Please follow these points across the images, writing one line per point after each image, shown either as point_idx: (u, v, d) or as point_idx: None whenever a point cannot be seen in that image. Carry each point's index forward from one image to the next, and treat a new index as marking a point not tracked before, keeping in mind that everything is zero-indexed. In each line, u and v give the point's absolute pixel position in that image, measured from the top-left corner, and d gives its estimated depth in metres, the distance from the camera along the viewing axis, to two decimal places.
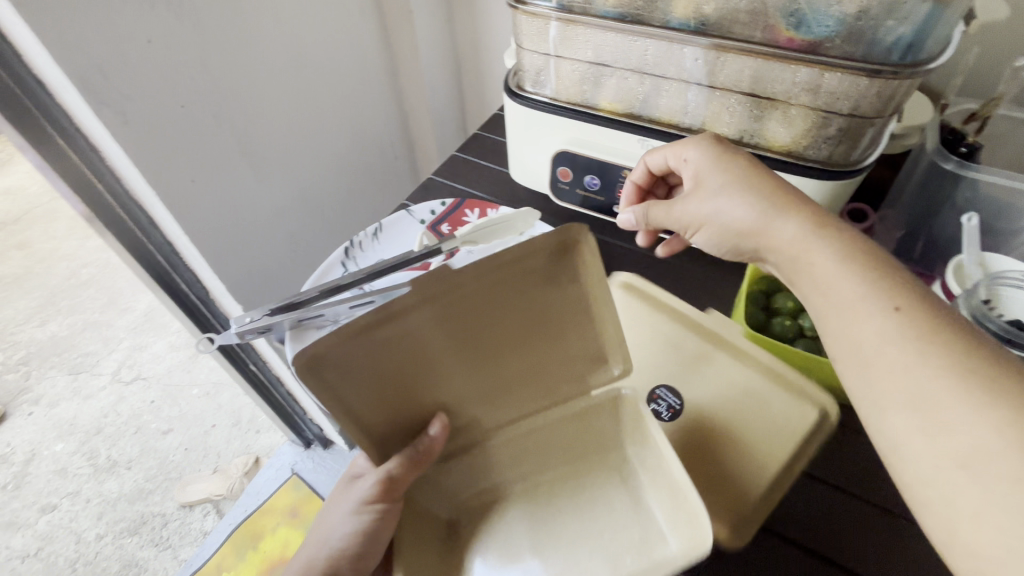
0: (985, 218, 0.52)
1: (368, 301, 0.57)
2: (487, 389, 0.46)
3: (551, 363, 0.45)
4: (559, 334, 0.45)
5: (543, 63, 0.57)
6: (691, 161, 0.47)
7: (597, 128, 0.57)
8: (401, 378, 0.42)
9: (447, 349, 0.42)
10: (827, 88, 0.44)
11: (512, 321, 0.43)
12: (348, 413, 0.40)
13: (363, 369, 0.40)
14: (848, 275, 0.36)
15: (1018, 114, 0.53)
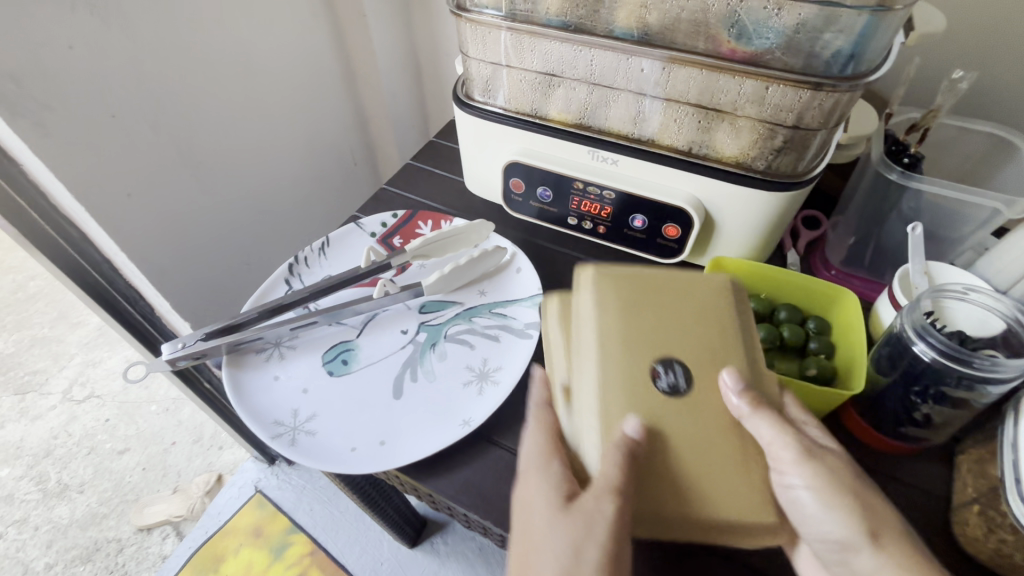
0: (931, 226, 0.52)
1: (312, 321, 0.54)
2: (698, 355, 0.40)
3: (717, 341, 0.41)
4: (691, 311, 0.42)
5: (491, 72, 0.55)
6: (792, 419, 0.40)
7: (547, 139, 0.55)
8: (640, 327, 0.41)
9: (684, 340, 0.40)
10: (771, 99, 0.44)
11: (713, 349, 0.40)
12: (609, 365, 0.39)
13: (613, 326, 0.41)
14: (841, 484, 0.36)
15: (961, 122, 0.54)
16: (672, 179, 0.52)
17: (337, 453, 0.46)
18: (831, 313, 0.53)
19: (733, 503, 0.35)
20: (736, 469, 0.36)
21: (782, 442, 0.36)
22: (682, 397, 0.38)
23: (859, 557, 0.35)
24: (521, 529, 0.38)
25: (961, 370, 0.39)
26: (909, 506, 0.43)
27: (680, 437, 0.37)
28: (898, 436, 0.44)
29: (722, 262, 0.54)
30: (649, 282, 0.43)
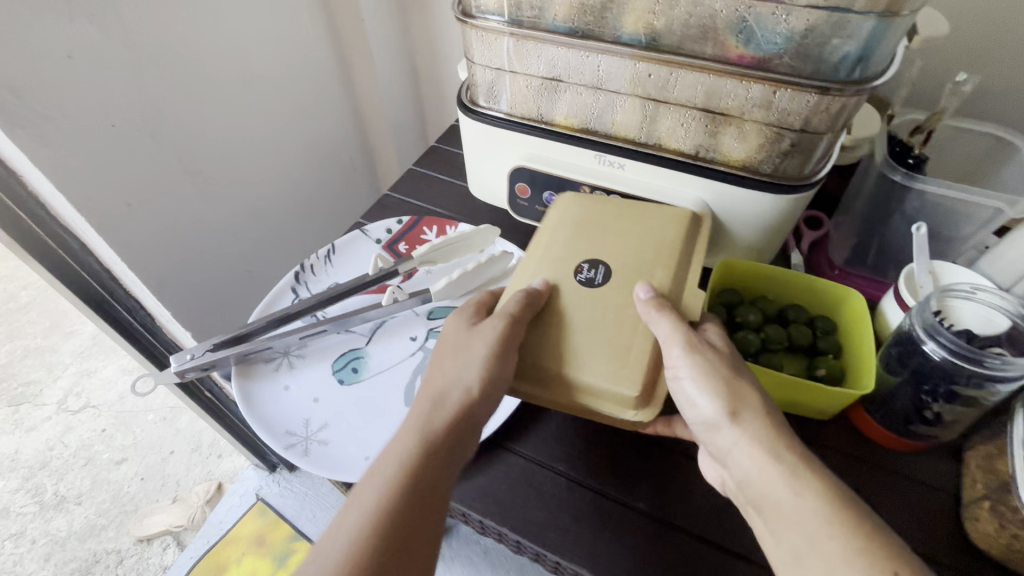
0: (934, 226, 0.53)
1: (321, 330, 0.54)
2: (628, 259, 0.48)
3: (648, 250, 0.48)
4: (635, 223, 0.50)
5: (496, 77, 0.55)
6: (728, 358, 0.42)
7: (553, 144, 0.55)
8: (589, 230, 0.50)
9: (619, 242, 0.49)
10: (779, 104, 0.44)
11: (642, 256, 0.48)
12: (551, 253, 0.49)
13: (563, 218, 0.52)
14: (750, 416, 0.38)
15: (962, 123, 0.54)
16: (679, 183, 0.52)
17: (351, 463, 0.46)
18: (839, 314, 0.53)
19: (610, 375, 0.42)
20: (617, 352, 0.43)
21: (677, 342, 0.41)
22: (593, 287, 0.46)
23: (723, 436, 0.39)
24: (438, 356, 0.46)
25: (971, 369, 0.39)
26: (922, 503, 0.43)
27: (577, 311, 0.45)
28: (910, 435, 0.44)
29: (730, 264, 0.54)
30: (610, 204, 0.52)
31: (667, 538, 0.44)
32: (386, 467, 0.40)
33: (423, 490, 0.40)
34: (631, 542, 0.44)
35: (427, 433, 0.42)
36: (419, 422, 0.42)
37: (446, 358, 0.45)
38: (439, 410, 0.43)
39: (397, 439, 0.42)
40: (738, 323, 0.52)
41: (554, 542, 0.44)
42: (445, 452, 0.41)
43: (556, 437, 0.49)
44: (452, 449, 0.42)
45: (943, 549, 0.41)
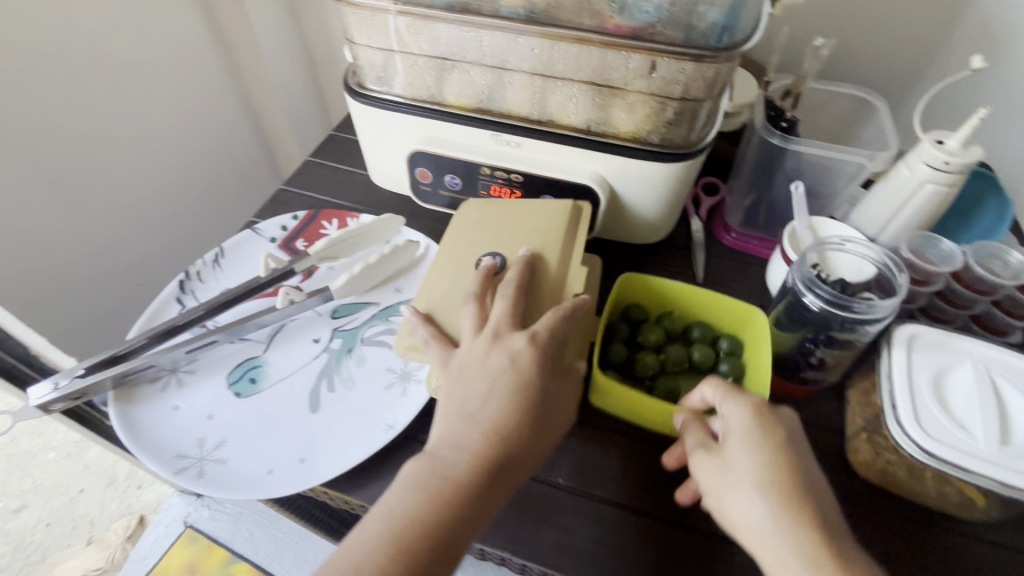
0: (810, 184, 0.57)
1: (210, 340, 0.49)
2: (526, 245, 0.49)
3: (533, 238, 0.49)
4: (527, 212, 0.51)
5: (381, 58, 0.52)
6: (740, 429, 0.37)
7: (447, 126, 0.54)
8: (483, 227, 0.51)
9: (515, 232, 0.50)
10: (659, 73, 0.44)
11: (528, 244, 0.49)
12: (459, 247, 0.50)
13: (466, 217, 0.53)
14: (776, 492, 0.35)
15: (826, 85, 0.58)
16: (576, 157, 0.52)
17: (252, 479, 0.43)
18: (745, 335, 0.50)
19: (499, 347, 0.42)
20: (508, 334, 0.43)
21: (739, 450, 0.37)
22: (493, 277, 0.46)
23: (740, 517, 0.35)
24: (459, 386, 0.41)
25: (845, 316, 0.42)
26: (815, 442, 0.46)
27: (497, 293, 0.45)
28: (802, 381, 0.47)
29: (631, 281, 0.52)
30: (503, 203, 0.53)
31: (589, 508, 0.44)
32: (403, 533, 0.36)
33: (443, 561, 0.36)
34: (554, 517, 0.44)
35: (462, 501, 0.37)
36: (458, 485, 0.37)
37: (505, 412, 0.39)
38: (489, 475, 0.37)
39: (417, 495, 0.37)
40: (637, 342, 0.50)
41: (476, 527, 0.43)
42: (476, 515, 0.37)
43: None
44: (487, 513, 0.38)
45: (837, 482, 0.44)
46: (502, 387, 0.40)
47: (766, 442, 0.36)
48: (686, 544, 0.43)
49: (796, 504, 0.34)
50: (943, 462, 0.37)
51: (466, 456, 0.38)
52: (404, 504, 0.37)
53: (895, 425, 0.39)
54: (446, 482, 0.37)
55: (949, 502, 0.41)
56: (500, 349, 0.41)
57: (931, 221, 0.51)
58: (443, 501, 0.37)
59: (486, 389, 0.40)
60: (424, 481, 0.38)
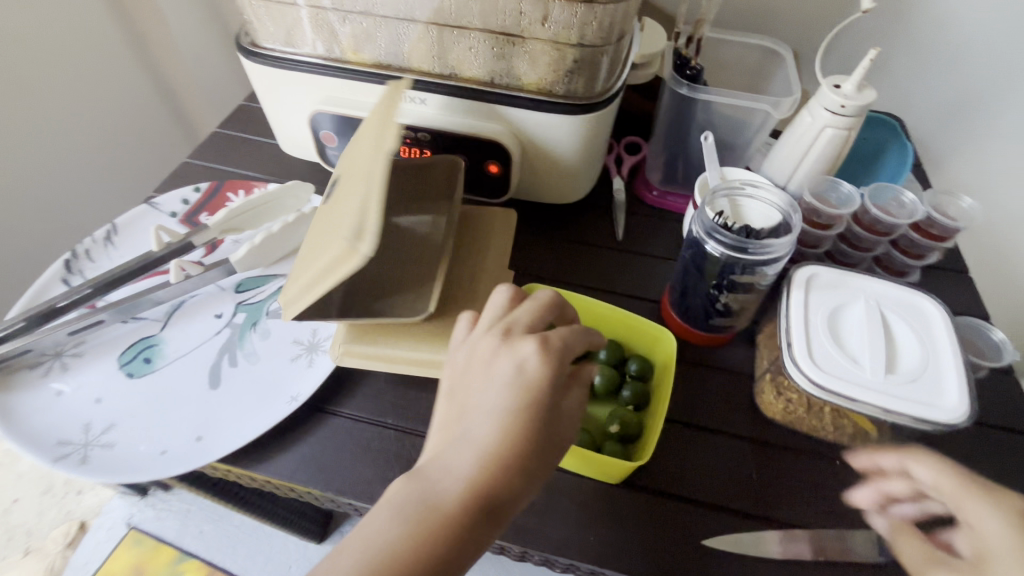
0: (723, 136, 0.57)
1: (95, 320, 0.46)
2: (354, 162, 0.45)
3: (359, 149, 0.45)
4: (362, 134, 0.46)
5: (270, 12, 0.49)
6: None
7: (347, 83, 0.51)
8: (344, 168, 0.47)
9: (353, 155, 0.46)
10: (553, 18, 0.43)
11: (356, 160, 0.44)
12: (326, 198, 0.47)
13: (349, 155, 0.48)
14: None
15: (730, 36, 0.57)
16: (481, 113, 0.50)
17: (142, 461, 0.40)
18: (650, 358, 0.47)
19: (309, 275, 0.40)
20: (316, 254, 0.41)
21: None
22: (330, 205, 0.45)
23: None
24: (461, 392, 0.36)
25: (744, 260, 0.42)
26: (725, 388, 0.47)
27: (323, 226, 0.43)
28: (709, 328, 0.48)
29: None
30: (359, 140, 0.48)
31: None
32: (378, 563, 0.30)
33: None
34: None
35: (448, 534, 0.31)
36: (446, 514, 0.31)
37: (502, 433, 0.32)
38: (481, 505, 0.32)
39: (402, 523, 0.31)
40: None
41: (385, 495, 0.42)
42: (464, 548, 0.31)
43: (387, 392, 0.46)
44: (467, 556, 0.32)
45: (746, 425, 0.45)
46: (501, 407, 0.33)
47: None
48: (598, 495, 0.42)
49: None
50: (834, 394, 0.38)
51: (460, 479, 0.32)
52: (389, 530, 0.31)
53: (790, 364, 0.40)
54: (430, 516, 0.31)
55: (846, 434, 0.43)
56: (506, 357, 0.35)
57: (833, 165, 0.52)
58: (425, 534, 0.31)
59: (485, 401, 0.34)
60: (413, 500, 0.32)
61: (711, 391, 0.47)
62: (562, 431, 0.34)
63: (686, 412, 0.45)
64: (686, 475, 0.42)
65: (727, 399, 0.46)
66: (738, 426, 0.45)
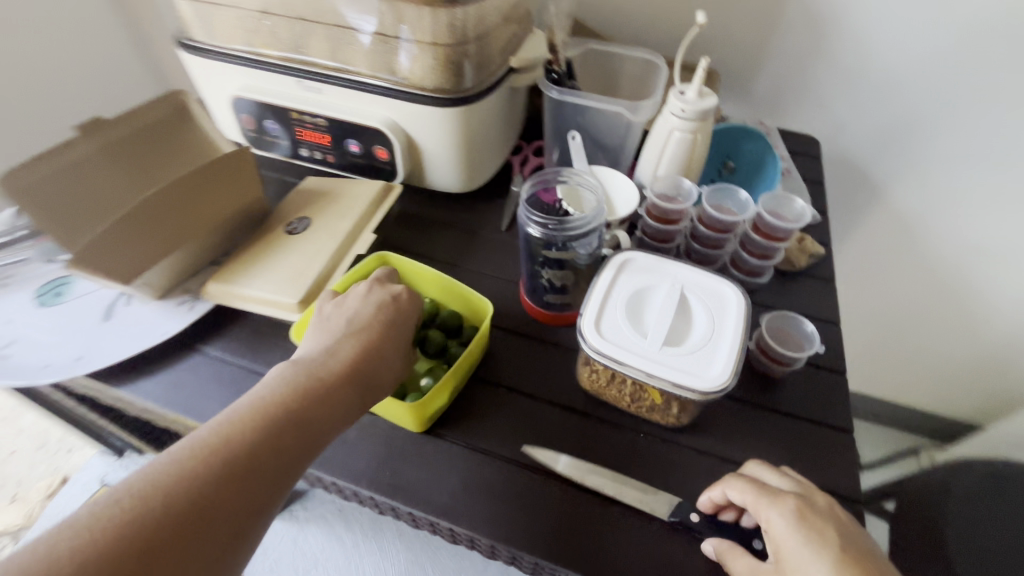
0: (602, 138, 0.61)
1: (22, 259, 0.56)
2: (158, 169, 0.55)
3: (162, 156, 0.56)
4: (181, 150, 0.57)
5: (199, 12, 0.57)
6: (753, 499, 0.37)
7: (259, 73, 0.59)
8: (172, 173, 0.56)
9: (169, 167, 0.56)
10: (411, 21, 0.50)
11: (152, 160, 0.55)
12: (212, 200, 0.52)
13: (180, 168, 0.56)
14: (807, 542, 0.34)
15: (606, 46, 0.62)
16: (367, 103, 0.57)
17: (27, 371, 0.48)
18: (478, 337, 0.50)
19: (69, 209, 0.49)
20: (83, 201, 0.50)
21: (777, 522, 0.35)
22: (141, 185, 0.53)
23: None
24: (323, 325, 0.44)
25: (556, 237, 0.46)
26: (554, 360, 0.50)
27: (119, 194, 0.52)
28: (546, 305, 0.52)
29: (387, 260, 0.52)
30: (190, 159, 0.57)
31: None
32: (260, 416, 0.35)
33: (291, 451, 0.35)
34: None
35: (320, 399, 0.38)
36: (321, 383, 0.38)
37: (374, 329, 0.43)
38: (352, 380, 0.40)
39: (285, 389, 0.37)
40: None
41: None
42: (333, 411, 0.38)
43: (253, 337, 0.52)
44: (302, 448, 0.36)
45: (568, 395, 0.48)
46: (362, 329, 0.43)
47: (803, 514, 0.36)
48: (405, 438, 0.45)
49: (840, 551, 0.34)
50: (612, 359, 0.41)
51: (338, 360, 0.40)
52: (271, 395, 0.37)
53: (580, 334, 0.43)
54: (282, 401, 0.36)
55: (652, 409, 0.45)
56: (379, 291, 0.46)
57: (687, 169, 0.55)
58: (275, 418, 0.35)
59: (359, 316, 0.44)
60: (293, 377, 0.38)
61: (545, 364, 0.50)
62: (395, 361, 0.43)
63: (516, 380, 0.49)
64: (493, 431, 0.46)
65: (558, 371, 0.50)
66: (561, 395, 0.48)
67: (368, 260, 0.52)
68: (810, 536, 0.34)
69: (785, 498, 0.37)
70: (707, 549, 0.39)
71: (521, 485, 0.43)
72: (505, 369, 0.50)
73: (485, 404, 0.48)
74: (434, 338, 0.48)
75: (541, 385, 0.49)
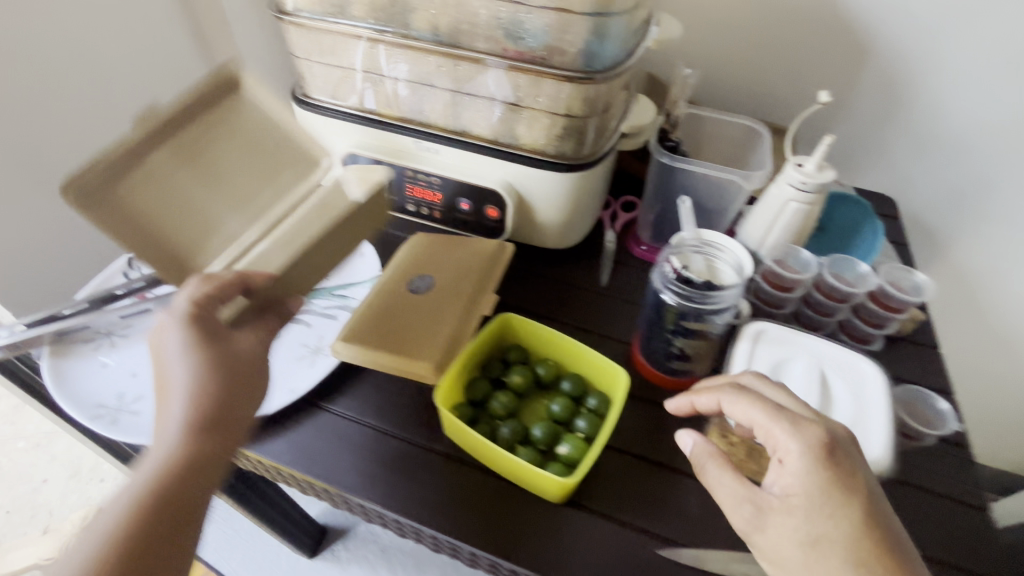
0: (705, 202, 0.62)
1: (142, 308, 0.55)
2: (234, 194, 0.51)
3: (240, 174, 0.51)
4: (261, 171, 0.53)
5: (323, 72, 0.59)
6: (754, 411, 0.38)
7: (376, 132, 0.60)
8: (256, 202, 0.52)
9: (246, 194, 0.51)
10: (546, 92, 0.51)
11: (233, 180, 0.50)
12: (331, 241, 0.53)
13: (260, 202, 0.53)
14: (814, 474, 0.34)
15: (706, 112, 0.65)
16: (485, 165, 0.58)
17: None
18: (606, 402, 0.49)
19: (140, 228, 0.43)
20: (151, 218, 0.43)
21: (794, 450, 0.35)
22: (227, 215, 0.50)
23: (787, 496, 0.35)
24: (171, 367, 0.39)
25: (694, 309, 0.47)
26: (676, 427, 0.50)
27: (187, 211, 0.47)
28: (670, 371, 0.52)
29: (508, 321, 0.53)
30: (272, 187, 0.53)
31: (464, 473, 0.47)
32: (128, 512, 0.34)
33: (158, 550, 0.34)
34: (432, 479, 0.47)
35: (184, 473, 0.36)
36: (170, 473, 0.35)
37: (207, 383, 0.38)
38: (205, 433, 0.37)
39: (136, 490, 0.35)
40: (504, 381, 0.51)
41: (353, 483, 0.46)
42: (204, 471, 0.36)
43: (373, 394, 0.52)
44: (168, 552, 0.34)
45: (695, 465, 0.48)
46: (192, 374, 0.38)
47: (821, 446, 0.35)
48: (538, 506, 0.45)
49: (840, 489, 0.34)
50: None
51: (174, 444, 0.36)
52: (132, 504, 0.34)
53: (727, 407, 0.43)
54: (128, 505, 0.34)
55: None
56: (163, 334, 0.39)
57: (798, 236, 0.57)
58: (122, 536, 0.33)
59: (189, 372, 0.38)
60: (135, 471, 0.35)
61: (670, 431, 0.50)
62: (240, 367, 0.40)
63: (642, 447, 0.49)
64: (626, 501, 0.46)
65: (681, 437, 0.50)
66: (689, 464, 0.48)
67: (491, 323, 0.52)
68: (805, 455, 0.35)
69: (806, 427, 0.36)
70: (685, 442, 0.41)
71: (661, 562, 0.43)
72: (628, 434, 0.50)
73: (613, 471, 0.47)
74: (564, 406, 0.48)
75: (667, 452, 0.49)
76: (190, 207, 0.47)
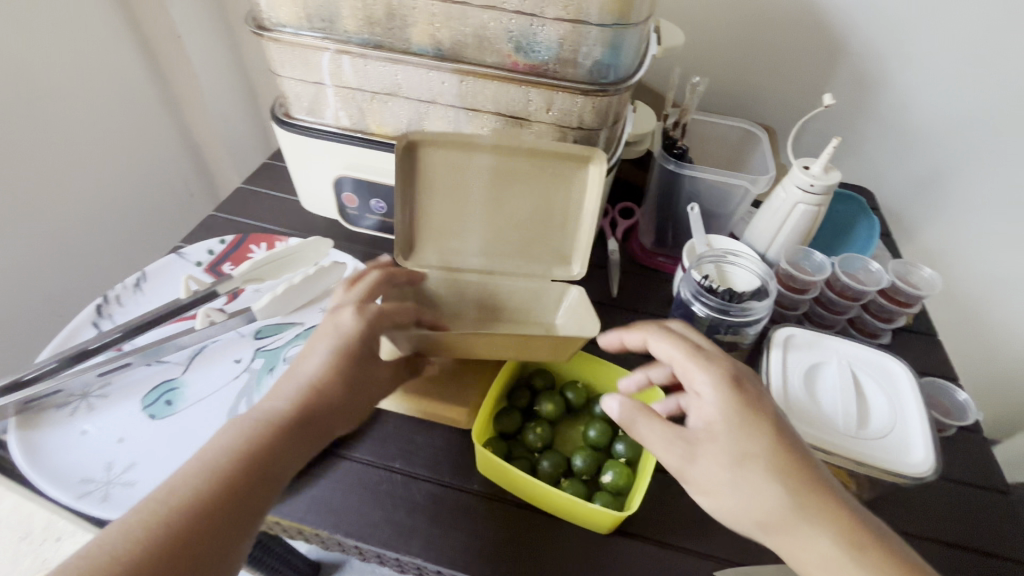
0: (709, 206, 0.62)
1: (123, 363, 0.49)
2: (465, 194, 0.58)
3: None
4: None
5: (307, 90, 0.54)
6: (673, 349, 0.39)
7: (368, 152, 0.56)
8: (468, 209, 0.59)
9: None
10: (559, 106, 0.49)
11: None
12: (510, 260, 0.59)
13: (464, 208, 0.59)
14: (737, 410, 0.35)
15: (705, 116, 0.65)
16: None
17: None
18: None
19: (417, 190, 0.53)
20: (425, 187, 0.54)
21: (713, 389, 0.36)
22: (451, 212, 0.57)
23: (715, 441, 0.35)
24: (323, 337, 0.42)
25: (727, 321, 0.47)
26: None
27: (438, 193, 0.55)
28: None
29: None
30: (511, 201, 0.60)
31: (502, 511, 0.45)
32: (205, 476, 0.34)
33: (233, 522, 0.33)
34: (469, 522, 0.44)
35: (277, 441, 0.36)
36: (268, 441, 0.36)
37: (337, 368, 0.40)
38: (302, 424, 0.38)
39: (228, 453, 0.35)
40: (535, 410, 0.49)
41: (388, 537, 0.43)
42: (290, 454, 0.37)
43: (394, 435, 0.48)
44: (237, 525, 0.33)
45: None
46: (326, 356, 0.40)
47: (739, 381, 0.37)
48: (584, 539, 0.43)
49: (764, 428, 0.35)
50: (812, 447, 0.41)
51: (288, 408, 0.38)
52: (217, 459, 0.35)
53: None
54: (209, 466, 0.34)
55: None
56: (328, 326, 0.42)
57: (806, 238, 0.57)
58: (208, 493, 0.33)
59: (319, 361, 0.40)
60: (241, 428, 0.37)
61: None
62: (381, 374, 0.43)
63: None
64: (671, 522, 0.45)
65: None
66: None
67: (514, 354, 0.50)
68: (725, 393, 0.36)
69: (721, 364, 0.37)
70: (611, 406, 0.38)
71: None
72: None
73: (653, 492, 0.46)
74: (602, 431, 0.47)
75: None
76: (458, 205, 0.53)
